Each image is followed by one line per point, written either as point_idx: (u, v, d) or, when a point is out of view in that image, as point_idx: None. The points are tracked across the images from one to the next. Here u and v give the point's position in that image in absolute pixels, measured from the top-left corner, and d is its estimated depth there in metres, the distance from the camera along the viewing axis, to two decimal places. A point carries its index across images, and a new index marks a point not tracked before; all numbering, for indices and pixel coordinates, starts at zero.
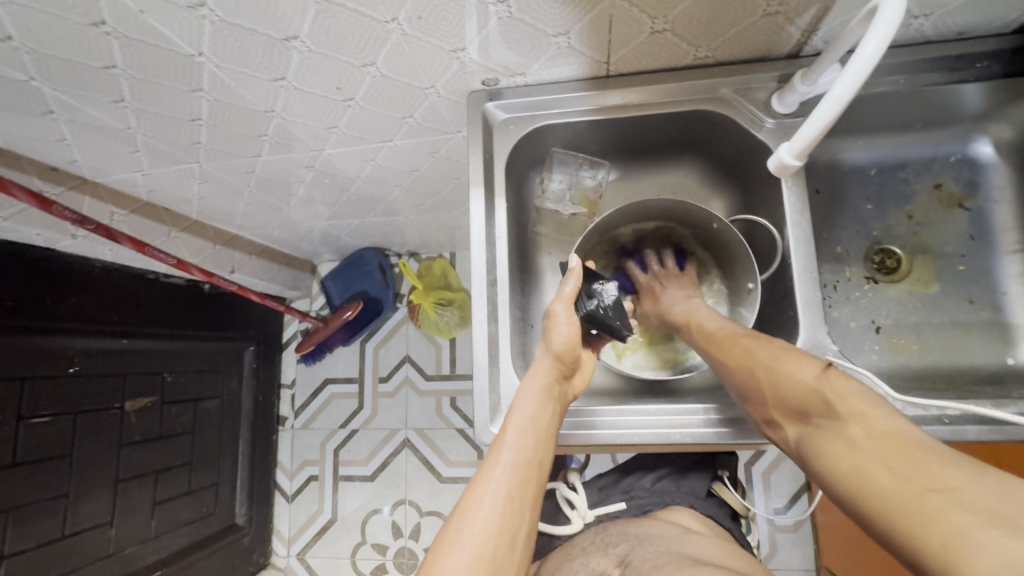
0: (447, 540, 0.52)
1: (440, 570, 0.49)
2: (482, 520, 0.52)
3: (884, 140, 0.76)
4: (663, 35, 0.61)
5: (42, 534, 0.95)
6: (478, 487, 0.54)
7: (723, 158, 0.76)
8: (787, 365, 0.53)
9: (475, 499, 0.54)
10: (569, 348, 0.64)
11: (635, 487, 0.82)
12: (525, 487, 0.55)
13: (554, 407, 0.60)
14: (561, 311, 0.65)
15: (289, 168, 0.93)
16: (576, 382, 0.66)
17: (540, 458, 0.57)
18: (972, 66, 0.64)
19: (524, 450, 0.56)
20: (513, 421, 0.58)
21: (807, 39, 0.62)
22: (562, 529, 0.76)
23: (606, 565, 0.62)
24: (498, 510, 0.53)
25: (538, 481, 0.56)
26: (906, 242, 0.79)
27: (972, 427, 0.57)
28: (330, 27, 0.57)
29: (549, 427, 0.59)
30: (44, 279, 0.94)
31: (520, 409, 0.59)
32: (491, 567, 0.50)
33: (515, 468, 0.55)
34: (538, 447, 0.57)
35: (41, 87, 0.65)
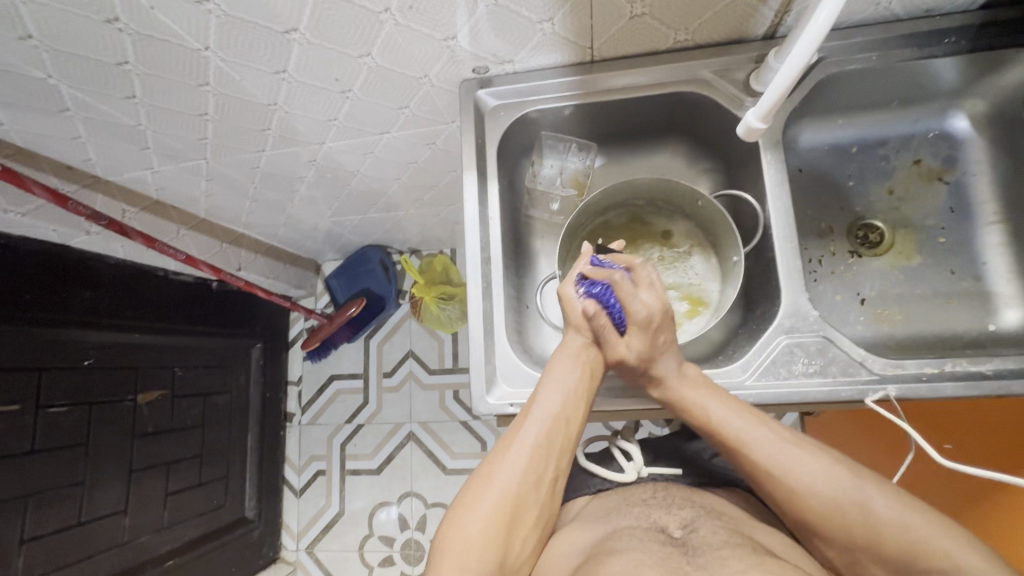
0: (480, 478, 0.60)
1: (473, 500, 0.58)
2: (512, 473, 0.59)
3: (864, 118, 0.79)
4: (643, 20, 0.64)
5: (59, 520, 0.99)
6: (509, 437, 0.61)
7: (707, 140, 0.79)
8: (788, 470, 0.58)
9: (506, 448, 0.61)
10: (591, 320, 0.67)
11: (693, 457, 0.79)
12: (553, 438, 0.61)
13: (585, 371, 0.65)
14: (572, 291, 0.67)
15: (292, 164, 0.97)
16: (614, 347, 0.67)
17: (569, 415, 0.62)
18: (942, 41, 0.67)
19: (555, 406, 0.62)
20: (547, 381, 0.63)
21: (781, 20, 0.66)
22: (613, 475, 0.74)
23: (667, 522, 0.64)
24: (525, 466, 0.59)
25: (569, 437, 0.62)
26: (889, 216, 0.81)
27: (949, 384, 0.60)
28: (327, 19, 0.60)
29: (579, 388, 0.63)
30: (61, 275, 0.98)
31: (553, 370, 0.64)
32: (513, 505, 0.58)
33: (545, 422, 0.61)
34: (568, 405, 0.62)
35: (59, 85, 0.70)
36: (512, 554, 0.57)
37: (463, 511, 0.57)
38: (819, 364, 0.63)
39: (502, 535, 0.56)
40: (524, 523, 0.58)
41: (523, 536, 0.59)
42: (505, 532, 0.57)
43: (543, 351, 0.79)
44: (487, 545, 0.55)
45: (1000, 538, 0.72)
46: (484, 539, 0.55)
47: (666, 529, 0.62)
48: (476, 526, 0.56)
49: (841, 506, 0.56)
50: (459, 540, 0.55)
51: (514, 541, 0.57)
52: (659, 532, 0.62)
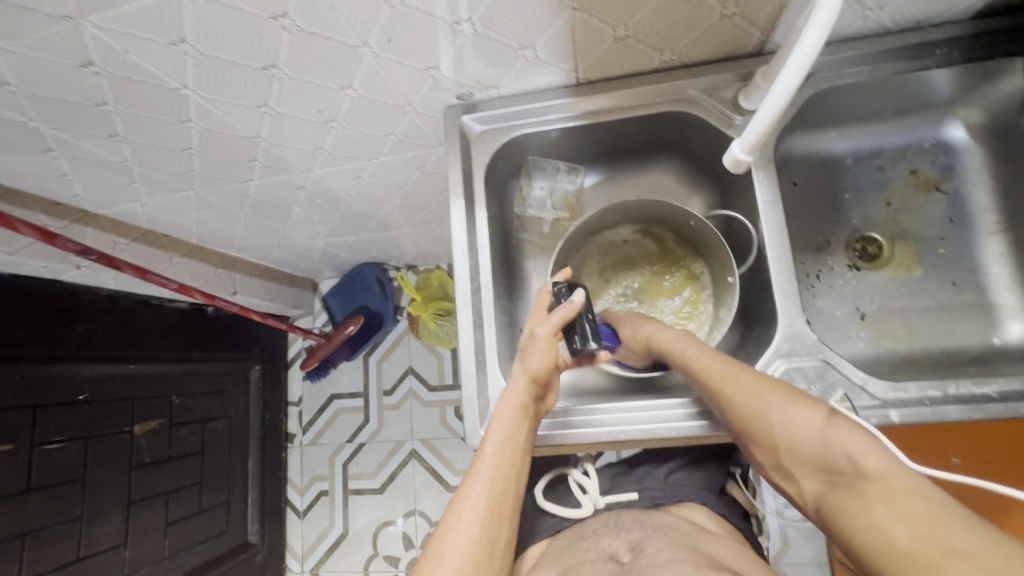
0: (431, 555, 0.55)
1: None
2: (463, 543, 0.55)
3: (857, 130, 0.77)
4: (627, 42, 0.63)
5: (57, 557, 0.98)
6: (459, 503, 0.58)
7: (698, 157, 0.78)
8: (785, 412, 0.52)
9: (453, 522, 0.57)
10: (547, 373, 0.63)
11: (647, 479, 0.79)
12: (502, 504, 0.58)
13: (532, 421, 0.62)
14: (543, 336, 0.64)
15: (282, 190, 0.96)
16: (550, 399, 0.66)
17: (517, 473, 0.60)
18: (934, 53, 0.65)
19: (496, 468, 0.59)
20: (491, 436, 0.60)
21: (768, 37, 0.64)
22: (571, 513, 0.74)
23: (614, 550, 0.62)
24: (477, 539, 0.55)
25: (511, 496, 0.60)
26: (887, 228, 0.79)
27: (953, 408, 0.58)
28: (307, 54, 0.59)
29: (520, 444, 0.61)
30: (51, 310, 0.98)
31: (498, 423, 0.61)
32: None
33: (489, 486, 0.58)
34: (514, 462, 0.60)
35: (39, 127, 0.69)
36: None
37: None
38: (819, 388, 0.61)
39: None
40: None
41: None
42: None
43: None
44: None
45: None
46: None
47: (614, 557, 0.61)
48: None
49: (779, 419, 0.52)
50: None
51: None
52: (608, 561, 0.60)
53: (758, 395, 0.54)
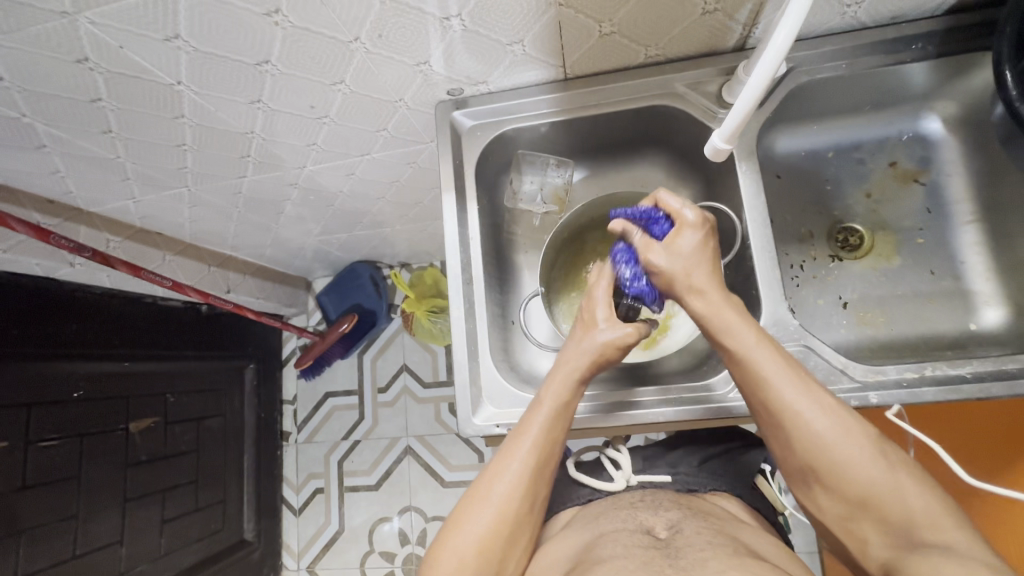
0: (475, 496, 0.59)
1: (466, 521, 0.58)
2: (506, 493, 0.58)
3: (838, 123, 0.79)
4: (612, 38, 0.65)
5: (53, 555, 0.98)
6: (506, 455, 0.60)
7: (684, 151, 0.80)
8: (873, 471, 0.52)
9: (494, 475, 0.59)
10: (609, 351, 0.63)
11: (681, 464, 0.79)
12: (545, 465, 0.60)
13: (583, 384, 0.64)
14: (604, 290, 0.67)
15: (275, 187, 0.97)
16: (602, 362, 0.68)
17: (563, 438, 0.62)
18: (909, 47, 0.68)
19: (542, 430, 0.60)
20: (545, 397, 0.62)
21: (749, 33, 0.66)
22: (603, 485, 0.74)
23: (652, 525, 0.63)
24: (515, 493, 0.58)
25: (556, 459, 0.61)
26: (867, 219, 0.82)
27: (929, 389, 0.60)
28: (298, 50, 0.61)
29: (565, 405, 0.62)
30: (45, 309, 0.98)
31: (551, 385, 0.63)
32: (509, 528, 0.58)
33: (533, 448, 0.59)
34: (561, 426, 0.61)
35: (33, 123, 0.70)
36: None
37: (455, 532, 0.57)
38: None
39: (491, 562, 0.56)
40: (516, 546, 0.59)
41: (517, 558, 0.59)
42: (498, 554, 0.57)
43: (530, 368, 0.79)
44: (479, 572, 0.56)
45: (1002, 535, 0.72)
46: (478, 557, 0.56)
47: (652, 531, 0.62)
48: (472, 541, 0.56)
49: (864, 475, 0.52)
50: (452, 557, 0.56)
51: (507, 561, 0.58)
52: (645, 534, 0.62)
53: (847, 437, 0.53)
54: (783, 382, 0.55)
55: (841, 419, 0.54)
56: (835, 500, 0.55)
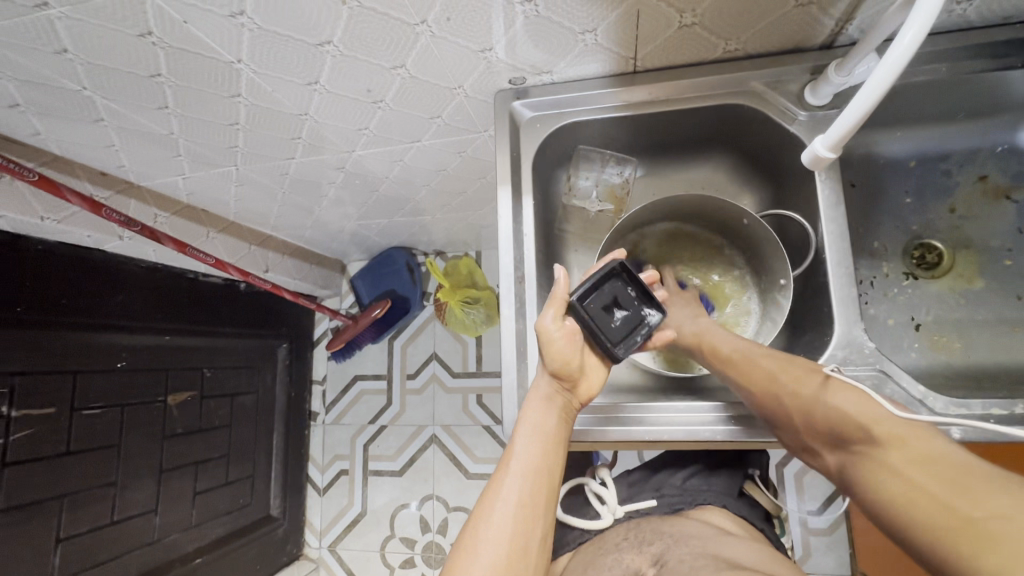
0: (465, 550, 0.53)
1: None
2: (496, 534, 0.53)
3: (925, 131, 0.73)
4: (692, 29, 0.61)
5: (93, 520, 1.01)
6: (493, 490, 0.57)
7: (753, 153, 0.75)
8: (807, 395, 0.56)
9: (488, 511, 0.55)
10: (567, 363, 0.61)
11: (665, 485, 0.79)
12: (536, 495, 0.56)
13: (561, 413, 0.60)
14: (549, 320, 0.61)
15: (320, 170, 0.96)
16: (588, 387, 0.63)
17: (550, 464, 0.57)
18: (1020, 51, 0.61)
19: (532, 458, 0.57)
20: (521, 430, 0.58)
21: (842, 30, 0.61)
22: (591, 525, 0.74)
23: (639, 565, 0.61)
24: (510, 531, 0.53)
25: (548, 490, 0.57)
26: (948, 236, 0.76)
27: (1019, 429, 0.55)
28: (363, 31, 0.58)
29: (556, 435, 0.59)
30: (94, 280, 0.99)
31: (527, 417, 0.59)
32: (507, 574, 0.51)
33: (524, 476, 0.56)
34: (547, 454, 0.57)
35: (93, 97, 0.69)
36: None
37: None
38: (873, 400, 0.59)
39: None
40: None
41: None
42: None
43: None
44: None
45: None
46: None
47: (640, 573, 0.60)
48: None
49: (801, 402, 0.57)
50: None
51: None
52: None
53: (778, 380, 0.59)
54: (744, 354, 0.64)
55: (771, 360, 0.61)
56: (793, 436, 0.58)
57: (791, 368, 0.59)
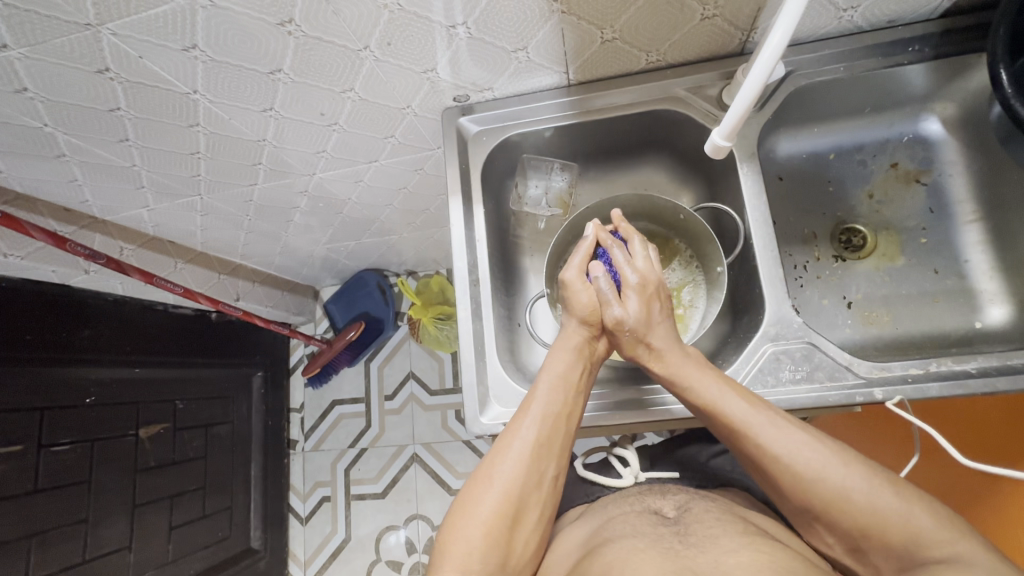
0: (480, 480, 0.59)
1: (472, 505, 0.57)
2: (511, 471, 0.57)
3: (838, 126, 0.80)
4: (614, 43, 0.67)
5: (63, 559, 0.99)
6: (512, 429, 0.60)
7: (686, 154, 0.81)
8: (858, 496, 0.52)
9: (506, 446, 0.59)
10: (594, 311, 0.66)
11: (688, 460, 0.79)
12: (551, 438, 0.59)
13: (583, 365, 0.64)
14: (576, 280, 0.67)
15: (285, 195, 0.99)
16: (609, 339, 0.70)
17: (569, 411, 0.61)
18: (907, 49, 0.69)
19: (552, 404, 0.60)
20: (544, 375, 0.62)
21: (748, 38, 0.68)
22: (611, 482, 0.75)
23: (659, 506, 0.65)
24: (523, 467, 0.58)
25: (565, 433, 0.61)
26: (870, 219, 0.82)
27: (934, 384, 0.60)
28: (311, 59, 0.63)
29: (576, 383, 0.63)
30: (60, 316, 1.00)
31: (551, 365, 0.63)
32: (515, 507, 0.57)
33: (542, 419, 0.59)
34: (567, 402, 0.61)
35: (54, 132, 0.72)
36: (514, 557, 0.56)
37: (464, 519, 0.56)
38: (806, 370, 0.63)
39: (500, 541, 0.55)
40: (523, 526, 0.58)
41: (526, 538, 0.58)
42: (506, 535, 0.56)
43: (536, 368, 0.80)
44: (489, 550, 0.54)
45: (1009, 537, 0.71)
46: (485, 542, 0.54)
47: (660, 511, 0.63)
48: (478, 528, 0.55)
49: (849, 495, 0.53)
50: (461, 542, 0.55)
51: (515, 544, 0.57)
52: (653, 513, 0.63)
53: (824, 470, 0.54)
54: (763, 427, 0.56)
55: (801, 440, 0.55)
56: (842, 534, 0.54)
57: (814, 445, 0.55)
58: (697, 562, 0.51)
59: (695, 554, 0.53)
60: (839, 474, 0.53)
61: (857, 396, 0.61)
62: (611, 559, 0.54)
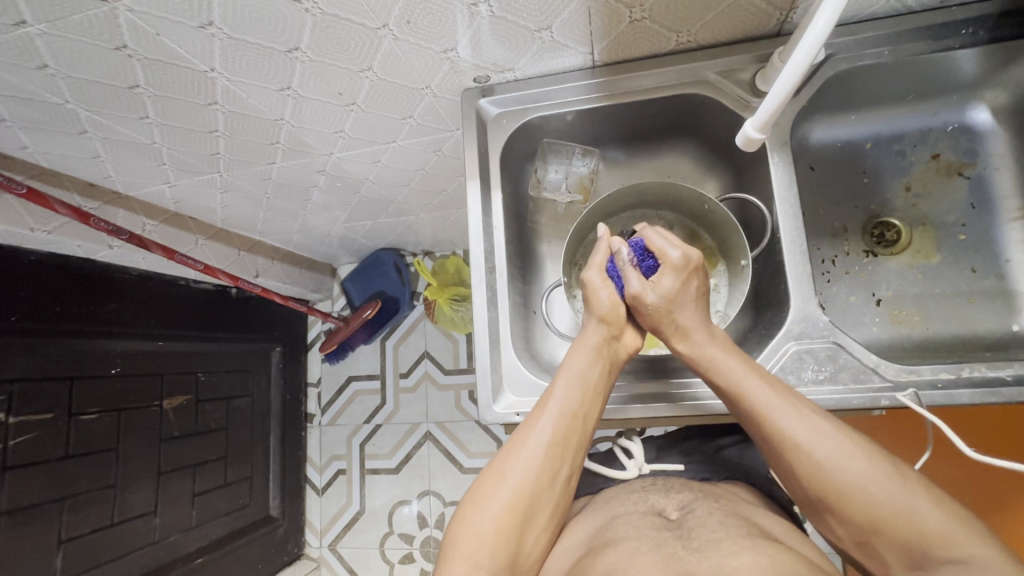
0: (494, 474, 0.59)
1: (485, 498, 0.57)
2: (526, 466, 0.58)
3: (878, 114, 0.76)
4: (642, 23, 0.63)
5: (93, 521, 1.04)
6: (530, 425, 0.60)
7: (713, 141, 0.78)
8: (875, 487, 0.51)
9: (522, 441, 0.59)
10: (614, 311, 0.66)
11: (695, 453, 0.79)
12: (569, 437, 0.60)
13: (605, 364, 0.64)
14: (596, 279, 0.67)
15: (303, 174, 0.99)
16: (629, 340, 0.68)
17: (586, 413, 0.61)
18: (959, 32, 0.64)
19: (571, 401, 0.60)
20: (563, 374, 0.62)
21: (786, 18, 0.64)
22: (616, 474, 0.75)
23: (664, 506, 0.64)
24: (538, 463, 0.58)
25: (583, 433, 0.61)
26: (906, 213, 0.79)
27: (965, 391, 0.58)
28: (326, 37, 0.61)
29: (597, 383, 0.62)
30: (86, 289, 1.02)
31: (572, 363, 0.63)
32: (527, 504, 0.57)
33: (561, 417, 0.60)
34: (585, 402, 0.61)
35: (75, 109, 0.72)
36: (524, 556, 0.56)
37: (475, 511, 0.56)
38: (829, 370, 0.61)
39: (511, 536, 0.55)
40: (534, 524, 0.57)
41: (536, 536, 0.58)
42: (518, 532, 0.56)
43: (550, 357, 0.79)
44: (499, 545, 0.54)
45: None
46: (495, 539, 0.54)
47: (665, 512, 0.63)
48: (489, 522, 0.55)
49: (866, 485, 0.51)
50: (473, 534, 0.55)
51: (526, 541, 0.57)
52: (658, 515, 0.62)
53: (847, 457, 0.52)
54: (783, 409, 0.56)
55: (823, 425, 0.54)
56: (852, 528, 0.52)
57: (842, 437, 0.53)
58: (699, 567, 0.51)
59: (699, 559, 0.52)
60: (859, 459, 0.52)
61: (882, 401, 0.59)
62: (615, 558, 0.54)
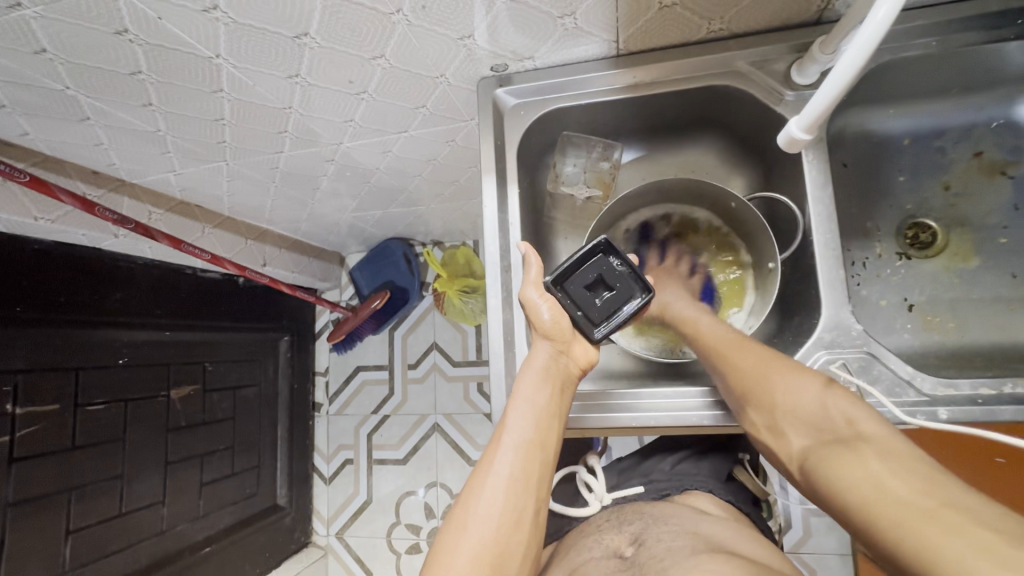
0: (457, 524, 0.53)
1: (447, 554, 0.51)
2: (489, 508, 0.53)
3: (919, 108, 0.72)
4: (673, 10, 0.59)
5: (100, 512, 1.03)
6: (486, 465, 0.56)
7: (741, 134, 0.74)
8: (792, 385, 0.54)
9: (480, 483, 0.55)
10: (559, 326, 0.62)
11: (653, 472, 0.80)
12: (528, 472, 0.55)
13: (558, 387, 0.60)
14: (534, 295, 0.63)
15: (312, 163, 0.96)
16: (582, 354, 0.64)
17: (546, 438, 0.57)
18: (1014, 22, 0.60)
19: (527, 430, 0.56)
20: (514, 404, 0.58)
21: (828, 5, 0.60)
22: (581, 513, 0.76)
23: (617, 545, 0.62)
24: (501, 506, 0.53)
25: (543, 465, 0.56)
26: (943, 214, 0.75)
27: (1007, 408, 0.55)
28: (336, 22, 0.57)
29: (552, 410, 0.58)
30: (91, 279, 1.00)
31: (522, 390, 0.59)
32: (496, 553, 0.51)
33: (517, 450, 0.55)
34: (541, 428, 0.57)
35: (76, 95, 0.69)
36: None
37: (439, 568, 0.50)
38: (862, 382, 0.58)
39: None
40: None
41: None
42: None
43: None
44: None
45: None
46: None
47: (618, 552, 0.61)
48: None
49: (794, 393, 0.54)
50: None
51: None
52: (612, 557, 0.60)
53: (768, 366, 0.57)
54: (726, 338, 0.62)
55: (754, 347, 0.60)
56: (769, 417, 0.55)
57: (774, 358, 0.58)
58: None
59: None
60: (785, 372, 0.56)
61: (919, 417, 0.55)
62: None
